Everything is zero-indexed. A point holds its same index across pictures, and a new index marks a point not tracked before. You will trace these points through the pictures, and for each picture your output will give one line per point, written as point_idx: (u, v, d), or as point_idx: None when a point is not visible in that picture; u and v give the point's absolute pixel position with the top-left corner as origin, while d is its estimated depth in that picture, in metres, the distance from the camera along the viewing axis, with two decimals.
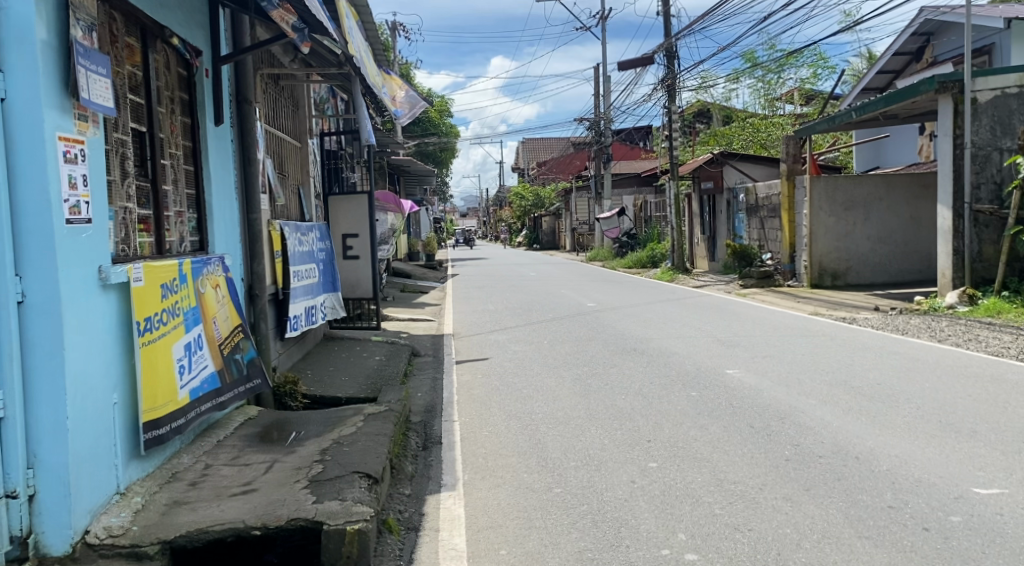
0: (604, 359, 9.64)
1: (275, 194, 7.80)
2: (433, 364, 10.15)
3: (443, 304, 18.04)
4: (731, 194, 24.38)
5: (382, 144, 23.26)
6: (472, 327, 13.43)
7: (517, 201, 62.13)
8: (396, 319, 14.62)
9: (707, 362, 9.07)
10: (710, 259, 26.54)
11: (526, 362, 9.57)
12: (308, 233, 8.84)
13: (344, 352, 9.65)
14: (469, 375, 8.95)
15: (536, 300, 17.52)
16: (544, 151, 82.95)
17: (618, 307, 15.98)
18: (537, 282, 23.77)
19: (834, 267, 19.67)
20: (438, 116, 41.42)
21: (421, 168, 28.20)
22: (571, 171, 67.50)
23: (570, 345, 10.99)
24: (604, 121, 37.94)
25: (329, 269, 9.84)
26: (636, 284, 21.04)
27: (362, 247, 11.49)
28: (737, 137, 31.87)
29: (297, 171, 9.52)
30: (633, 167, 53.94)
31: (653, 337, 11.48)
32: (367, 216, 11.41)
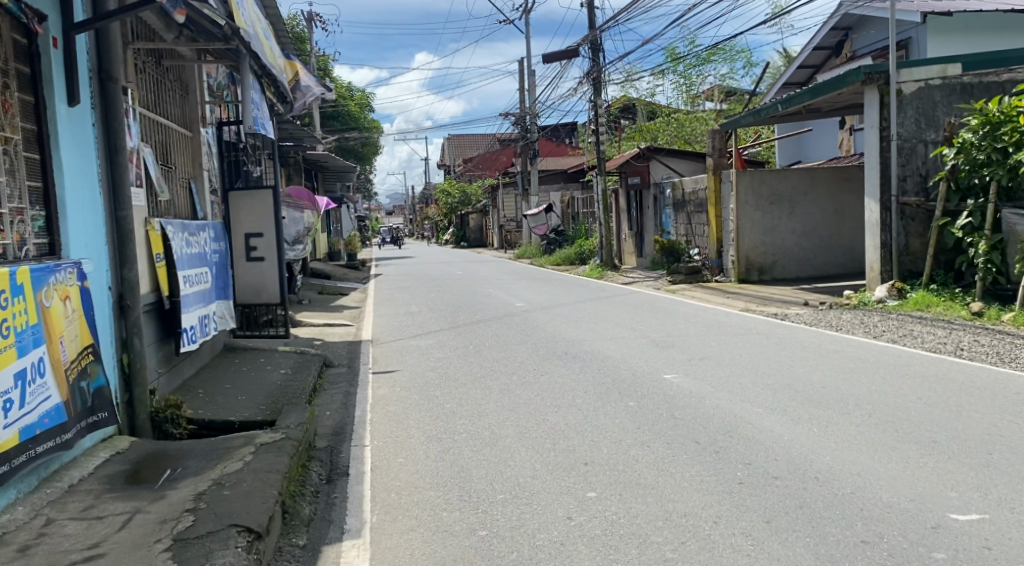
0: (533, 365, 8.93)
1: (154, 189, 6.89)
2: (347, 375, 9.28)
3: (362, 307, 17.08)
4: (657, 189, 24.08)
5: (297, 138, 22.09)
6: (392, 332, 12.57)
7: (442, 198, 61.15)
8: (309, 325, 13.62)
9: (642, 367, 8.45)
10: (638, 255, 26.22)
11: (449, 372, 8.79)
12: (199, 234, 7.90)
13: (246, 366, 8.72)
14: (386, 388, 8.12)
15: (461, 301, 16.73)
16: (470, 148, 82.13)
17: (546, 307, 15.32)
18: (463, 281, 22.98)
19: (761, 262, 19.44)
20: (358, 110, 40.18)
21: (340, 164, 27.05)
22: (498, 168, 66.92)
23: (496, 350, 10.25)
24: (529, 116, 37.38)
25: (225, 273, 8.88)
26: (564, 282, 20.44)
27: (268, 248, 10.57)
28: (662, 132, 31.71)
29: (186, 164, 8.58)
30: (559, 164, 53.66)
31: (583, 339, 10.83)
32: (272, 215, 10.45)
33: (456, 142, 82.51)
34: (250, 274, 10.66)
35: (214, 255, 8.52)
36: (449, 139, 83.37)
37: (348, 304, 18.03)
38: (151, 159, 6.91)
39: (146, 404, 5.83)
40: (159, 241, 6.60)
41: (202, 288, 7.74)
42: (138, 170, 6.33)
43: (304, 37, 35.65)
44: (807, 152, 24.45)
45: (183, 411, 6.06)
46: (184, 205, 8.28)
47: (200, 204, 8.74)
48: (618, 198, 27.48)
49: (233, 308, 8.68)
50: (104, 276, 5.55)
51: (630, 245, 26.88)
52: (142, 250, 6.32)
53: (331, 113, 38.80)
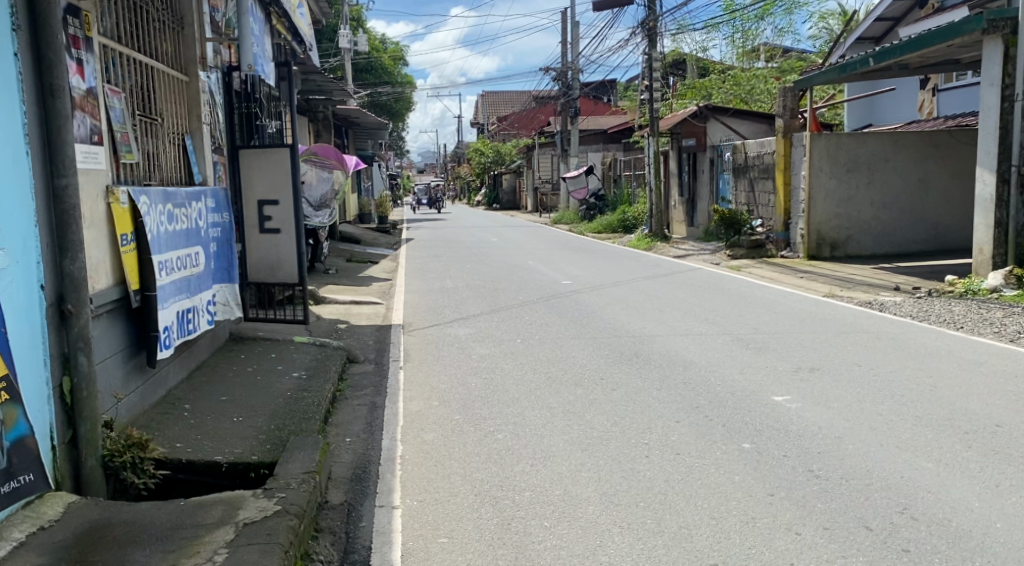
0: (603, 370, 7.29)
1: (125, 150, 5.25)
2: (373, 375, 7.67)
3: (394, 279, 15.53)
4: (715, 152, 22.19)
5: (326, 92, 20.47)
6: (427, 315, 10.95)
7: (477, 157, 59.17)
8: (334, 302, 12.06)
9: (740, 381, 6.76)
10: (690, 224, 24.34)
11: (497, 379, 7.15)
12: (191, 204, 6.31)
13: (252, 365, 7.13)
14: (419, 402, 6.48)
15: (502, 276, 15.08)
16: (506, 107, 79.98)
17: (599, 286, 13.62)
18: (502, 250, 21.29)
19: (834, 236, 17.50)
20: (391, 64, 38.38)
21: (371, 119, 25.33)
22: (534, 127, 64.82)
23: (550, 346, 8.59)
24: (573, 72, 35.36)
25: (228, 251, 7.29)
26: (613, 255, 18.67)
27: (284, 216, 8.97)
28: (716, 90, 29.55)
29: (180, 115, 6.95)
30: (598, 123, 51.54)
31: (653, 332, 9.15)
32: (288, 178, 8.88)
33: (490, 99, 80.20)
34: (261, 246, 9.09)
35: (212, 230, 6.92)
36: (483, 96, 81.11)
37: (378, 275, 16.50)
38: (119, 108, 5.29)
39: (98, 446, 4.27)
40: (128, 219, 5.01)
41: (192, 274, 6.17)
42: (95, 122, 4.71)
43: None
44: (880, 114, 22.27)
45: (151, 452, 4.50)
46: (176, 166, 6.67)
47: (195, 165, 7.11)
48: (669, 161, 25.54)
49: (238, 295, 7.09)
50: (33, 269, 3.95)
51: (682, 212, 24.98)
52: (100, 231, 4.72)
53: (363, 67, 37.04)
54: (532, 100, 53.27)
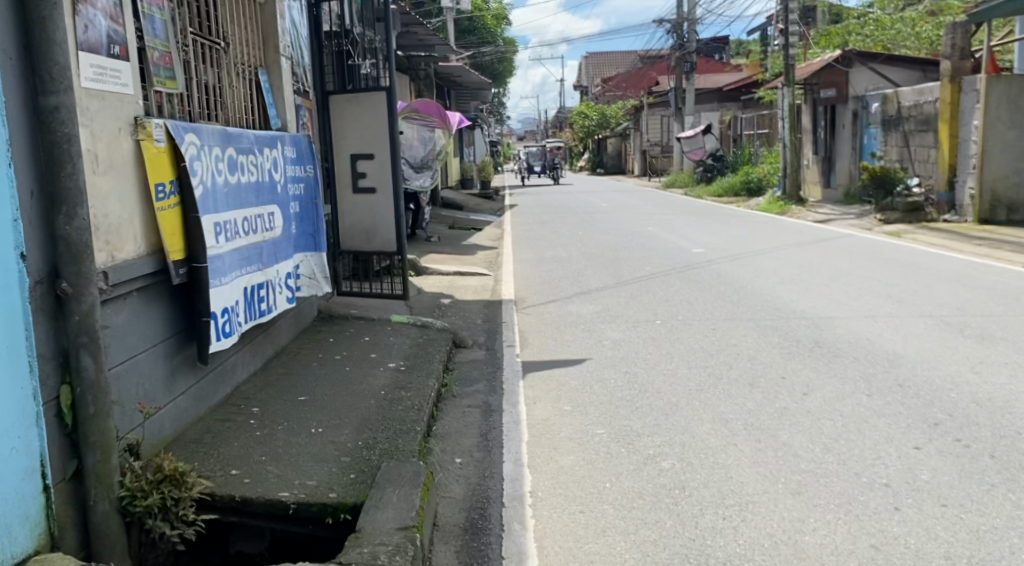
0: (781, 366, 5.66)
1: (160, 74, 3.96)
2: (487, 364, 6.28)
3: (501, 248, 14.15)
4: (859, 103, 19.84)
5: (429, 47, 19.20)
6: (544, 290, 9.51)
7: (581, 120, 57.27)
8: (439, 274, 10.77)
9: (978, 384, 5.03)
10: (826, 187, 21.97)
11: (642, 374, 5.64)
12: (264, 152, 5.03)
13: (342, 351, 5.82)
14: (549, 405, 5.04)
15: (624, 244, 13.46)
16: (611, 68, 77.44)
17: (738, 254, 11.84)
18: (617, 216, 19.62)
19: (1012, 197, 15.00)
20: (495, 23, 36.85)
21: (476, 78, 23.93)
22: (641, 87, 62.27)
23: (700, 329, 7.00)
24: (689, 24, 33.05)
25: (315, 213, 6.01)
26: (744, 221, 16.74)
27: (381, 173, 7.70)
28: (854, 36, 26.77)
29: (252, 44, 5.66)
30: (712, 81, 48.77)
31: (827, 313, 7.39)
32: (385, 127, 7.56)
33: (594, 59, 77.61)
34: (357, 208, 7.83)
35: (294, 187, 5.62)
36: (587, 57, 78.50)
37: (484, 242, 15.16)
38: (160, 19, 3.99)
39: (114, 483, 2.99)
40: (165, 165, 3.70)
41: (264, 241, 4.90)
42: (115, 28, 3.42)
43: None
44: None
45: (191, 489, 3.19)
46: (246, 107, 5.39)
47: (272, 107, 5.83)
48: (803, 115, 23.09)
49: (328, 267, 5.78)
50: (10, 232, 2.64)
51: (816, 173, 22.56)
52: (124, 179, 3.41)
53: (467, 27, 35.66)
54: (640, 58, 50.73)
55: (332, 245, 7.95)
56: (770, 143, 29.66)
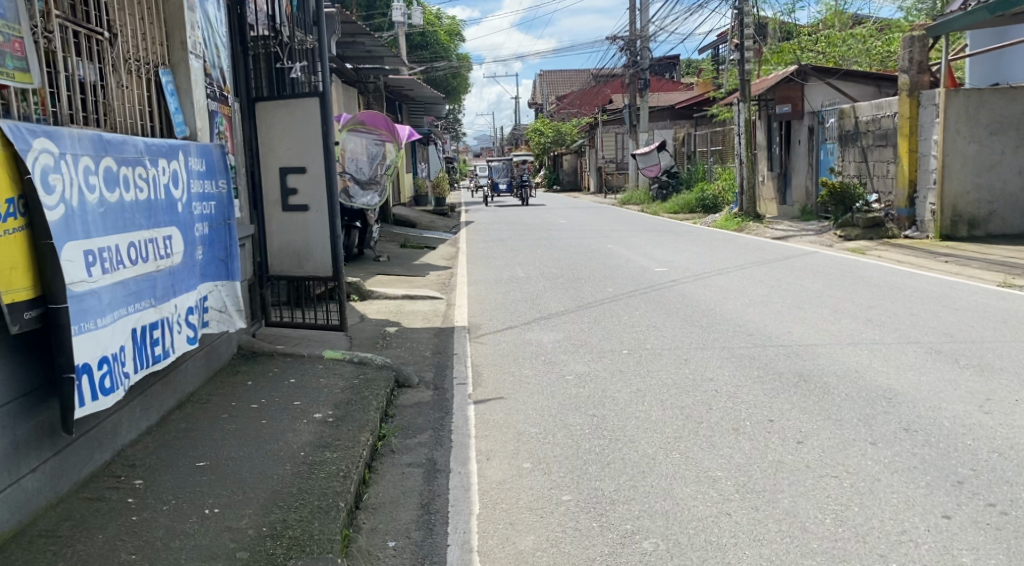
0: (768, 408, 4.97)
1: (3, 64, 3.21)
2: (432, 406, 5.48)
3: (453, 268, 13.38)
4: (814, 118, 19.61)
5: (378, 59, 18.42)
6: (498, 315, 8.74)
7: (535, 138, 56.90)
8: (385, 298, 9.93)
9: (995, 429, 4.39)
10: (783, 202, 21.67)
11: (611, 419, 4.90)
12: (160, 164, 4.19)
13: (260, 397, 4.98)
14: (504, 462, 4.27)
15: (582, 264, 12.76)
16: (564, 86, 77.47)
17: (703, 273, 11.21)
18: (573, 233, 19.00)
19: (972, 213, 14.72)
20: (448, 38, 36.23)
21: (427, 91, 23.20)
22: (594, 104, 62.20)
23: (672, 360, 6.30)
24: (642, 41, 32.81)
25: (229, 235, 5.16)
26: (703, 238, 16.25)
27: (313, 189, 6.88)
28: (807, 52, 26.71)
29: (155, 37, 4.81)
30: (665, 98, 48.80)
31: (808, 341, 6.74)
32: (318, 138, 6.76)
33: (548, 78, 77.53)
34: (286, 229, 6.98)
35: (200, 206, 4.76)
36: (541, 75, 78.26)
37: (436, 262, 14.37)
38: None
39: None
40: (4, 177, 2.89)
41: (160, 270, 4.05)
42: None
43: None
44: (1008, 69, 18.90)
45: None
46: (144, 111, 4.56)
47: (178, 112, 5.00)
48: (759, 131, 22.76)
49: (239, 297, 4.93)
50: None
51: (772, 189, 22.22)
52: None
53: (418, 42, 34.91)
54: (593, 75, 50.49)
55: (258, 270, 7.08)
56: (725, 159, 29.38)
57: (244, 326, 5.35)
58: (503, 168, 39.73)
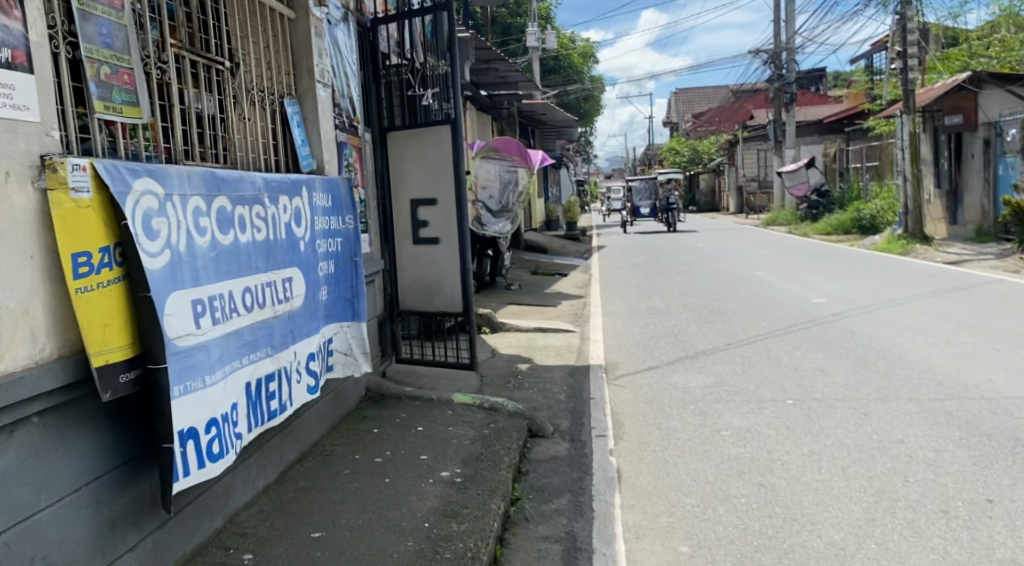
0: (981, 485, 4.10)
1: (110, 101, 2.96)
2: (571, 461, 4.92)
3: (591, 297, 12.81)
4: (991, 130, 17.82)
5: (513, 84, 18.21)
6: (641, 352, 8.09)
7: (671, 158, 55.61)
8: (519, 331, 9.47)
9: None
10: (952, 223, 19.81)
11: (781, 492, 4.19)
12: (281, 202, 3.86)
13: (384, 448, 4.57)
14: (658, 545, 3.65)
15: (729, 294, 11.86)
16: (701, 104, 75.61)
17: (867, 305, 10.10)
18: (716, 258, 18.02)
19: None
20: (583, 61, 35.90)
21: (562, 115, 22.85)
22: (734, 122, 60.20)
23: (847, 414, 5.46)
24: (788, 54, 31.26)
25: (355, 272, 4.82)
26: (862, 263, 14.93)
27: (444, 221, 6.57)
28: (976, 59, 24.52)
29: (280, 66, 4.55)
30: (811, 113, 46.51)
31: (1012, 393, 5.72)
32: (449, 168, 6.45)
33: (684, 97, 75.92)
34: (417, 262, 6.69)
35: (324, 244, 4.40)
36: (676, 92, 76.53)
37: (572, 290, 13.85)
38: (114, 23, 3.00)
39: None
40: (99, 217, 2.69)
41: (278, 317, 3.67)
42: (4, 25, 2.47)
43: None
44: None
45: None
46: (269, 144, 4.28)
47: (303, 144, 4.72)
48: (924, 144, 20.94)
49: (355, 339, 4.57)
50: None
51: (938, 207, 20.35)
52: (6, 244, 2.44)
53: (553, 65, 34.72)
54: (732, 91, 48.78)
55: (388, 304, 6.80)
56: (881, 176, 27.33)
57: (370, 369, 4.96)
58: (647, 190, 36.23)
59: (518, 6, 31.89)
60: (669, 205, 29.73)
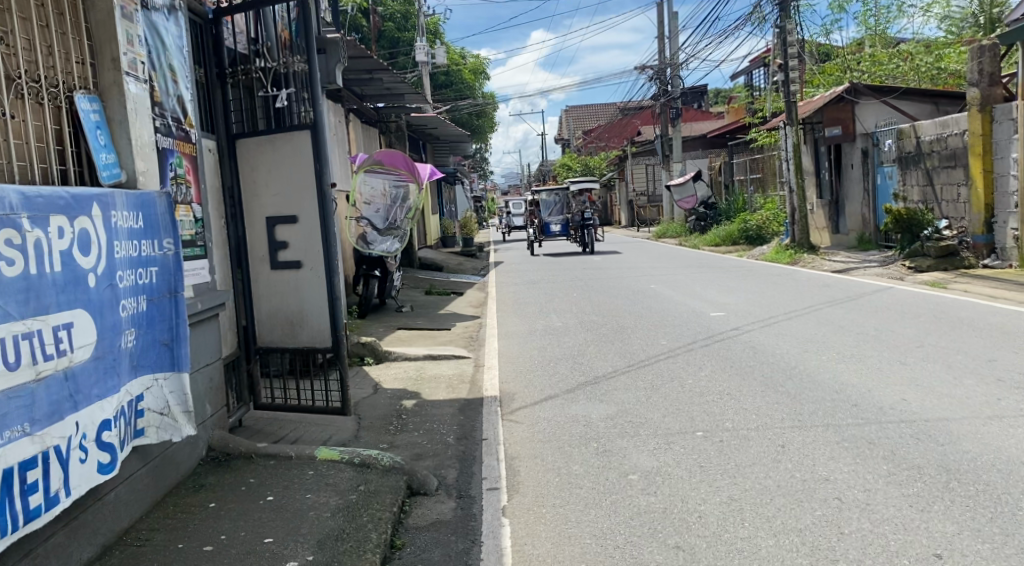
0: (925, 532, 3.57)
1: None
2: (457, 527, 4.10)
3: (484, 318, 12.06)
4: (869, 140, 18.18)
5: (398, 97, 17.37)
6: (537, 379, 7.38)
7: (564, 173, 55.85)
8: (405, 358, 8.60)
9: None
10: (836, 231, 20.15)
11: (703, 558, 3.50)
12: (53, 223, 2.90)
13: (216, 530, 3.66)
14: None
15: (627, 310, 11.32)
16: (591, 120, 76.61)
17: (768, 318, 9.73)
18: (612, 272, 17.65)
19: None
20: (473, 77, 35.45)
21: (451, 129, 22.15)
22: (623, 137, 61.09)
23: (767, 446, 4.87)
24: (673, 69, 31.62)
25: (175, 309, 3.97)
26: (755, 274, 14.81)
27: (307, 243, 5.64)
28: (850, 73, 25.30)
29: (66, 50, 3.58)
30: (697, 128, 47.53)
31: (935, 413, 5.28)
32: (311, 183, 5.52)
33: (574, 114, 76.79)
34: (277, 290, 5.73)
35: (126, 279, 3.52)
36: (567, 110, 77.33)
37: (464, 310, 13.09)
38: None
39: None
40: None
41: (43, 381, 2.75)
42: None
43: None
44: None
45: None
46: (50, 147, 3.38)
47: (106, 149, 3.77)
48: (806, 156, 21.28)
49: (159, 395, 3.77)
50: None
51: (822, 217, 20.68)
52: None
53: (443, 81, 34.04)
54: (620, 108, 49.40)
55: (245, 340, 5.82)
56: (766, 187, 27.83)
57: (192, 431, 4.10)
58: (556, 203, 28.53)
59: (404, 21, 31.08)
60: (581, 219, 24.55)
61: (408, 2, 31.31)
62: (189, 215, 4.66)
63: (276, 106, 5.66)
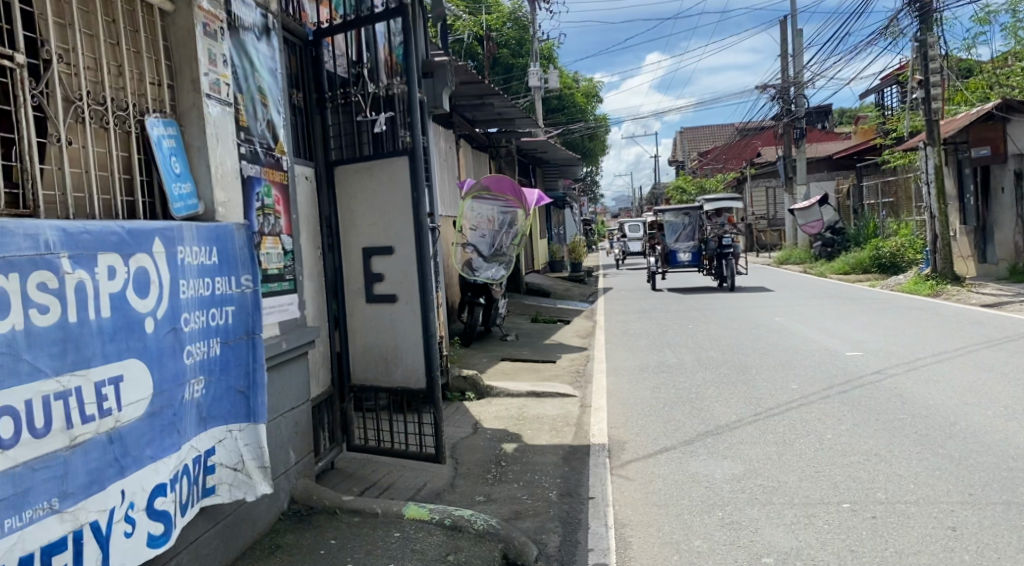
0: None
1: None
2: None
3: (593, 350, 11.47)
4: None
5: (509, 120, 17.09)
6: (650, 426, 6.73)
7: (678, 196, 54.52)
8: (507, 395, 8.11)
9: None
10: (983, 260, 18.45)
11: None
12: (101, 263, 2.71)
13: None
14: None
15: (750, 347, 10.47)
16: (707, 141, 74.77)
17: (912, 361, 8.71)
18: (730, 302, 16.69)
19: None
20: (586, 100, 34.99)
21: (563, 152, 21.72)
22: (741, 159, 59.17)
23: (931, 530, 4.09)
24: (797, 88, 30.19)
25: (252, 352, 3.62)
26: (892, 307, 13.59)
27: (404, 276, 5.24)
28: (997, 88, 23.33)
29: (139, 71, 3.32)
30: (821, 149, 45.40)
31: None
32: (410, 213, 5.13)
33: (690, 135, 75.17)
34: (374, 326, 5.35)
35: (192, 320, 3.21)
36: (682, 132, 75.80)
37: (573, 341, 12.53)
38: None
39: None
40: None
41: (77, 448, 2.58)
42: None
43: (527, 21, 30.93)
44: None
45: None
46: (116, 173, 3.14)
47: (182, 178, 3.46)
48: (949, 179, 19.72)
49: (224, 446, 3.46)
50: None
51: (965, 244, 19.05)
52: None
53: (556, 105, 33.66)
54: (737, 129, 47.80)
55: (343, 380, 5.46)
56: (900, 212, 25.97)
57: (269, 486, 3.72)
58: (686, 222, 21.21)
59: (518, 46, 30.92)
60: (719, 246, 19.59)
61: (522, 27, 31.18)
62: (278, 247, 4.32)
63: (374, 130, 5.30)
